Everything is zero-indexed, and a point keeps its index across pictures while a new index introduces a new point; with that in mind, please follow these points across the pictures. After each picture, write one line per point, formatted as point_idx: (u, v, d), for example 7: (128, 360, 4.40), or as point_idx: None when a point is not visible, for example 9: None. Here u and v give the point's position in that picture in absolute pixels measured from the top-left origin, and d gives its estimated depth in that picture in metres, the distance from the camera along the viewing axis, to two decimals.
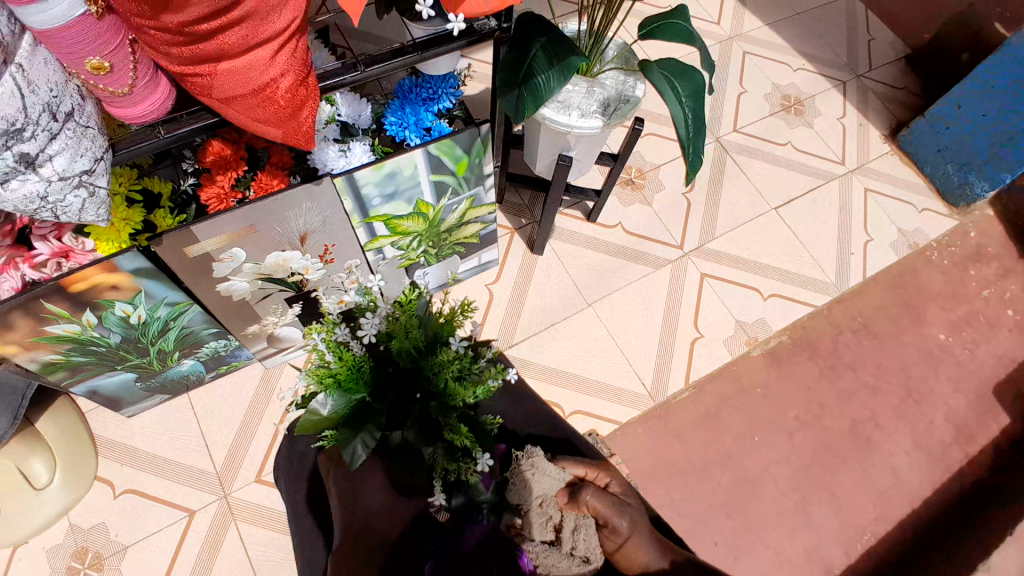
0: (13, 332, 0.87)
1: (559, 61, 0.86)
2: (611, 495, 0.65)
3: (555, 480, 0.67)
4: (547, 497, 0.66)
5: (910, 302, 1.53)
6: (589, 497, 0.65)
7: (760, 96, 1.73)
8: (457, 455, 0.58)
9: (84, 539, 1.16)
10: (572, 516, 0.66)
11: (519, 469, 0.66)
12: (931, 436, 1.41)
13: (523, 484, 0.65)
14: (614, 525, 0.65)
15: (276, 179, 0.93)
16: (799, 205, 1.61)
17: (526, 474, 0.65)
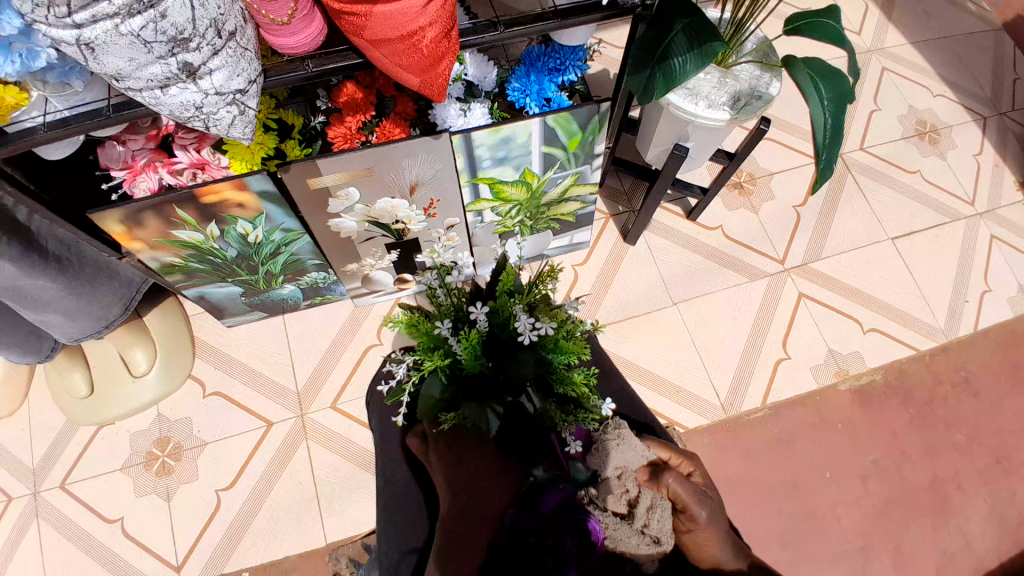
0: (145, 229, 0.94)
1: (699, 45, 0.83)
2: (691, 483, 0.70)
3: (639, 456, 0.75)
4: (626, 470, 0.75)
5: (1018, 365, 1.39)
6: (669, 480, 0.70)
7: (893, 118, 1.60)
8: (570, 407, 0.69)
9: (167, 430, 1.28)
10: (649, 495, 0.73)
11: (607, 439, 0.75)
12: (1013, 510, 1.29)
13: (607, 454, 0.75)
14: (690, 513, 0.70)
15: (398, 128, 0.96)
16: (920, 240, 1.49)
17: (612, 445, 0.74)
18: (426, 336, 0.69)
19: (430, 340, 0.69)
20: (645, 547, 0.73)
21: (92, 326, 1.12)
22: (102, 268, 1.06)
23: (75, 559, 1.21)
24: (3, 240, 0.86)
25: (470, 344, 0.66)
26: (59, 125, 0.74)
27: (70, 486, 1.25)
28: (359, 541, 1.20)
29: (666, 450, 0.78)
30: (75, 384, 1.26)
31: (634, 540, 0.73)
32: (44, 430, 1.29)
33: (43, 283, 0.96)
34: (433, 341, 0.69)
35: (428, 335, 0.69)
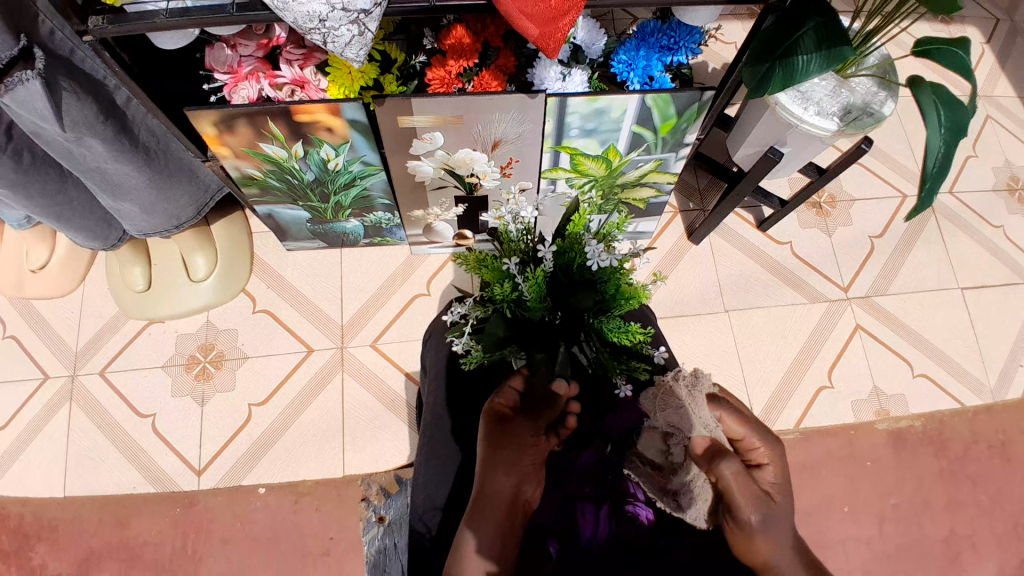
0: (234, 137, 0.96)
1: (828, 48, 0.81)
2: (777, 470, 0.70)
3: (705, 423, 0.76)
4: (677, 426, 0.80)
5: None
6: (726, 468, 0.67)
7: (988, 167, 1.54)
8: (622, 356, 0.67)
9: (212, 337, 1.32)
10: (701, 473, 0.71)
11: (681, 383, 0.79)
12: None
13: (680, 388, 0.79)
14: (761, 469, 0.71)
15: (496, 81, 0.93)
16: (989, 294, 1.43)
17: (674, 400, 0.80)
18: (492, 273, 0.68)
19: (497, 277, 0.68)
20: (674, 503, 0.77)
21: (162, 224, 1.15)
22: (184, 169, 1.08)
23: (105, 442, 1.26)
24: (101, 119, 0.88)
25: (535, 285, 0.66)
26: (180, 14, 0.74)
27: (108, 373, 1.30)
28: (390, 472, 1.23)
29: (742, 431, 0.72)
30: (133, 277, 1.30)
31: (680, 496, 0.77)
32: (93, 317, 1.33)
33: (128, 171, 0.98)
34: (498, 278, 0.69)
35: (496, 272, 0.69)
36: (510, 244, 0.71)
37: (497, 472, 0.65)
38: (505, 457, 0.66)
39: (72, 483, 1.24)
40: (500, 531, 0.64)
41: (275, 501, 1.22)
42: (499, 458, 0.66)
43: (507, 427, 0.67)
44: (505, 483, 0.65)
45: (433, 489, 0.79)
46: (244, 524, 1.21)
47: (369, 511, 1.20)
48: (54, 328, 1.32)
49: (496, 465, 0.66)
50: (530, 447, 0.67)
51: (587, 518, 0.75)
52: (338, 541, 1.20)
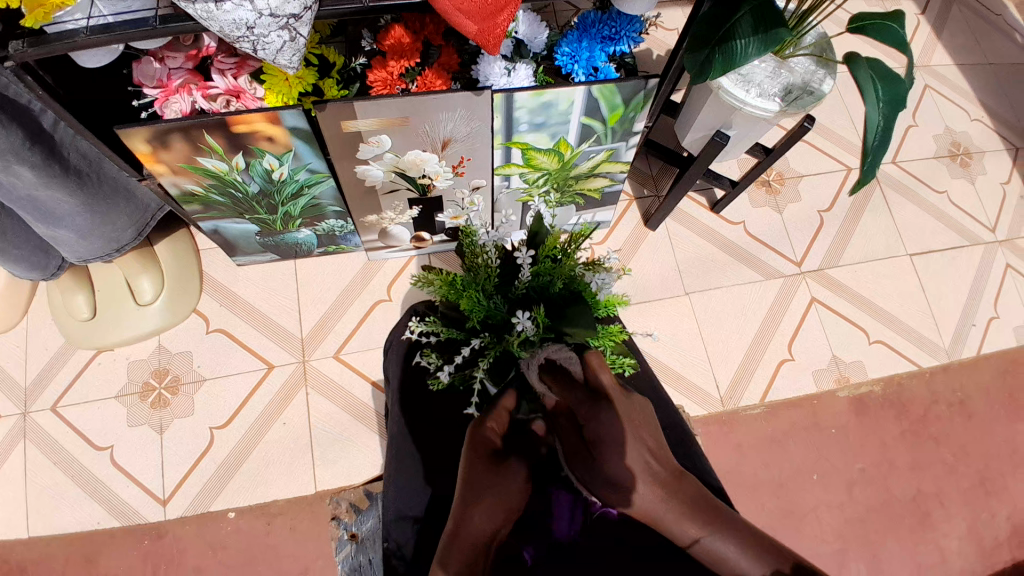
0: (170, 152, 0.92)
1: (764, 31, 0.82)
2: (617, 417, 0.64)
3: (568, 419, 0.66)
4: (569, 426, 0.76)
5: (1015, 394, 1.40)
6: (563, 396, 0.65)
7: (928, 136, 1.59)
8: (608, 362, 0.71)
9: (167, 362, 1.27)
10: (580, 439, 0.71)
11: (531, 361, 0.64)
12: (988, 531, 1.31)
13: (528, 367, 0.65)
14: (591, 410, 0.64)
15: (440, 79, 0.92)
16: (936, 259, 1.49)
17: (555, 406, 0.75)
18: (474, 303, 0.66)
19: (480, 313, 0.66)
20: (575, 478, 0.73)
21: (102, 248, 1.10)
22: (121, 190, 1.03)
23: (62, 480, 1.20)
24: (28, 145, 0.83)
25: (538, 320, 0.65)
26: (100, 30, 0.70)
27: (58, 409, 1.24)
28: (360, 487, 1.19)
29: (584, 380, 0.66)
30: (77, 306, 1.23)
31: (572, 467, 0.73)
32: (37, 350, 1.26)
33: (61, 197, 0.93)
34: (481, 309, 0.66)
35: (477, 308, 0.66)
36: (486, 270, 0.69)
37: (479, 509, 0.62)
38: (488, 494, 0.62)
39: (27, 526, 1.17)
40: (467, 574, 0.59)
41: (248, 524, 1.18)
42: (481, 493, 0.62)
43: (494, 464, 0.64)
44: (485, 524, 0.61)
45: (404, 501, 0.78)
46: (216, 551, 1.17)
47: (341, 529, 1.16)
48: None
49: (479, 498, 0.62)
50: (512, 491, 0.64)
51: (563, 514, 0.78)
52: (317, 559, 1.17)
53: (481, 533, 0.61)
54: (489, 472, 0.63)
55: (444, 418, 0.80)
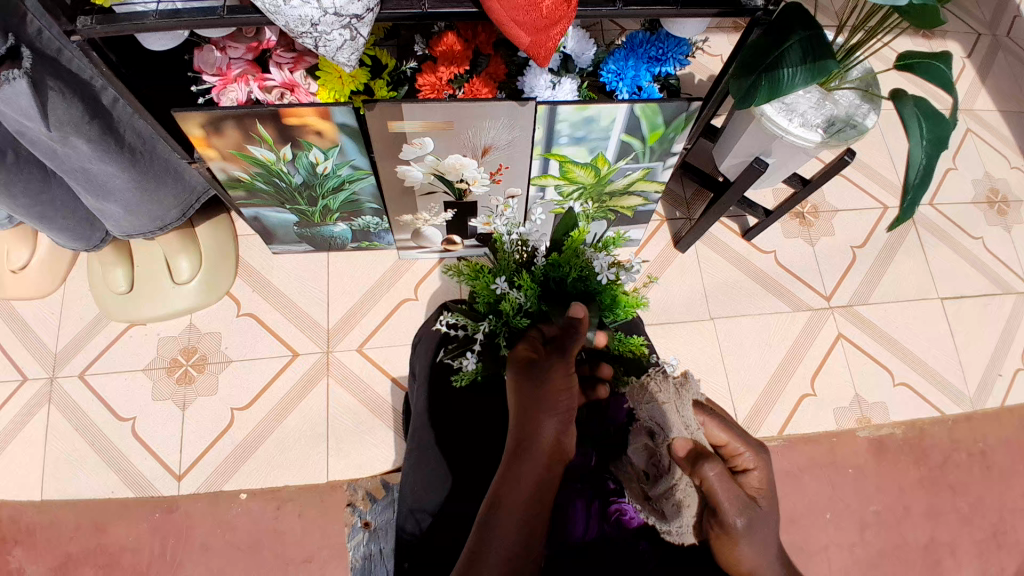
0: (222, 139, 0.95)
1: (812, 60, 0.83)
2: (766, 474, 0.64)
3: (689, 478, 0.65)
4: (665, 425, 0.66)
5: None
6: (708, 471, 0.59)
7: (967, 180, 1.57)
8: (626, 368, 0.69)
9: (195, 341, 1.30)
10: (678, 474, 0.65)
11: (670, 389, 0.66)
12: None
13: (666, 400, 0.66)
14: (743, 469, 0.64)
15: (486, 88, 0.94)
16: (968, 304, 1.46)
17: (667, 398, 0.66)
18: (484, 285, 0.68)
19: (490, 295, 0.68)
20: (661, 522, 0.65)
21: (146, 226, 1.14)
22: (169, 170, 1.07)
23: (85, 448, 1.23)
24: (87, 119, 0.87)
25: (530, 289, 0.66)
26: (170, 15, 0.74)
27: (88, 376, 1.28)
28: (376, 478, 1.22)
29: (725, 435, 0.65)
30: (116, 279, 1.27)
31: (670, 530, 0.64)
32: (74, 319, 1.31)
33: (112, 171, 0.97)
34: (489, 290, 0.68)
35: (488, 289, 0.68)
36: (503, 260, 0.70)
37: (535, 420, 0.55)
38: (538, 402, 0.56)
39: (48, 487, 1.21)
40: (527, 495, 0.53)
41: (258, 506, 1.20)
42: (534, 403, 0.56)
43: (537, 373, 0.57)
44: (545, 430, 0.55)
45: (420, 494, 0.78)
46: (225, 529, 1.19)
47: (355, 516, 1.20)
48: (32, 329, 1.30)
49: (535, 414, 0.56)
50: (562, 399, 0.56)
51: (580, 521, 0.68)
52: (322, 547, 1.19)
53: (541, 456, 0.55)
54: (542, 385, 0.56)
55: (464, 416, 0.80)
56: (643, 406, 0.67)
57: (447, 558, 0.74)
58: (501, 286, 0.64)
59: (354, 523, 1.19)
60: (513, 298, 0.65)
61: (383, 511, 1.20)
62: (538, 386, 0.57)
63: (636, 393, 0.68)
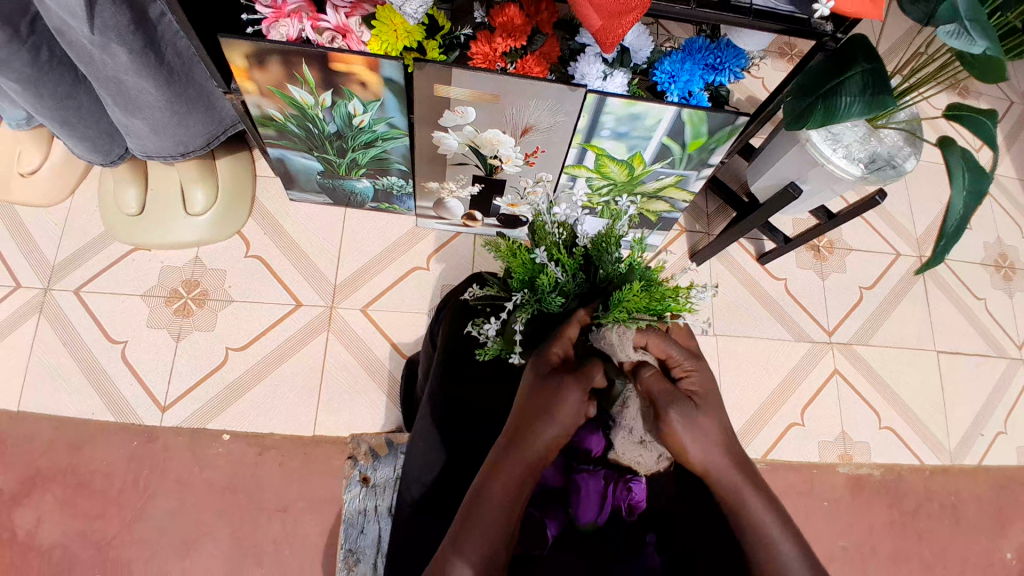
0: (266, 73, 0.93)
1: (871, 93, 0.82)
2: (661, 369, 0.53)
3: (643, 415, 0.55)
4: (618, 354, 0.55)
5: (1003, 511, 1.40)
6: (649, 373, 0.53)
7: (978, 241, 1.59)
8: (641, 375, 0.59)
9: (199, 275, 1.28)
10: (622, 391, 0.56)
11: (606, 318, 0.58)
12: None
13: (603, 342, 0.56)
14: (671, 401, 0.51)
15: (539, 67, 0.92)
16: (961, 361, 1.48)
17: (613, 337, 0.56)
18: (522, 260, 0.61)
19: (526, 270, 0.61)
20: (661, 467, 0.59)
21: (169, 149, 1.11)
22: (203, 97, 1.04)
23: (69, 364, 1.21)
24: (132, 29, 0.84)
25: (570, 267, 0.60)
26: None
27: (83, 293, 1.25)
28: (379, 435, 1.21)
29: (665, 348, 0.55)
30: (127, 200, 1.24)
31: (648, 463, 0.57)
32: (78, 232, 1.28)
33: (146, 87, 0.94)
34: (525, 264, 0.61)
35: (523, 265, 0.61)
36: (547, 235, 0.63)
37: (532, 425, 0.50)
38: (538, 411, 0.50)
39: (27, 398, 1.18)
40: (504, 499, 0.49)
41: (239, 449, 1.19)
42: (538, 412, 0.50)
43: (549, 381, 0.51)
44: (543, 438, 0.50)
45: (425, 471, 0.73)
46: (202, 468, 1.18)
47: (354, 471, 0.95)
48: (34, 237, 1.27)
49: (536, 422, 0.50)
50: (567, 409, 0.50)
51: (593, 501, 0.58)
52: (298, 500, 1.18)
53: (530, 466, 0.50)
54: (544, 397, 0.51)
55: (477, 390, 0.73)
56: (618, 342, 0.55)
57: (433, 526, 0.69)
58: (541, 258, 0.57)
59: (351, 475, 0.94)
60: (552, 272, 0.59)
61: (386, 468, 0.95)
62: (544, 398, 0.50)
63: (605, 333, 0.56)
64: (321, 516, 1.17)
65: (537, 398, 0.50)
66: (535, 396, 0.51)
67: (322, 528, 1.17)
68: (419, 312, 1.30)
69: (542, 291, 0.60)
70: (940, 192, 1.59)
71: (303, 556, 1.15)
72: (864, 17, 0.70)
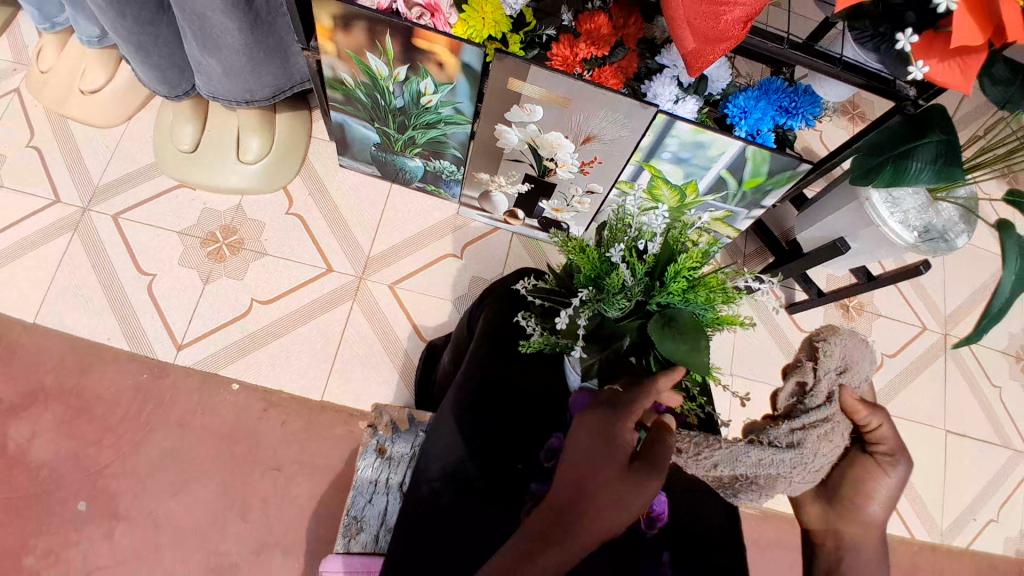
0: (348, 37, 0.93)
1: (943, 164, 0.82)
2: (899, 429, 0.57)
3: (837, 448, 0.56)
4: (845, 372, 0.57)
5: None
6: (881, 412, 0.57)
7: (1005, 330, 1.58)
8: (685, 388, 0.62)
9: (237, 223, 1.28)
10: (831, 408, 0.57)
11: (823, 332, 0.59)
12: None
13: (829, 353, 0.57)
14: (895, 457, 0.56)
15: (614, 79, 0.93)
16: (969, 446, 1.47)
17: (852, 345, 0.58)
18: (594, 261, 0.63)
19: (596, 268, 0.63)
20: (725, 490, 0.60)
21: (234, 94, 1.12)
22: (278, 49, 1.05)
23: (94, 286, 1.21)
24: None
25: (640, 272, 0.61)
26: None
27: (121, 219, 1.26)
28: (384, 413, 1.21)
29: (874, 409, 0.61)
30: (182, 135, 1.25)
31: (781, 484, 0.56)
32: (127, 159, 1.29)
33: (230, 28, 0.94)
34: (594, 265, 0.63)
35: (594, 263, 0.63)
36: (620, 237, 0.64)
37: (600, 510, 0.45)
38: (611, 502, 0.45)
39: (45, 311, 1.19)
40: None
41: (245, 401, 1.19)
42: (611, 502, 0.45)
43: (626, 473, 0.47)
44: (608, 529, 0.45)
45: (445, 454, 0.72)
46: (206, 412, 1.18)
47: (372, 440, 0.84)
48: (83, 156, 1.28)
49: (604, 510, 0.45)
50: (639, 507, 0.46)
51: None
52: (294, 461, 1.18)
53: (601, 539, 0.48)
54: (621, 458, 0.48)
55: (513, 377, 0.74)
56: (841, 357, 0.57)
57: (470, 509, 0.67)
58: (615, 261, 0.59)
59: (367, 444, 0.84)
60: (622, 273, 0.60)
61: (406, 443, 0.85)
62: (628, 485, 0.46)
63: (846, 347, 0.58)
64: (313, 481, 1.17)
65: (613, 484, 0.46)
66: (609, 484, 0.46)
67: (312, 495, 1.17)
68: (444, 298, 1.31)
69: (609, 292, 0.62)
70: (976, 275, 1.58)
71: (289, 517, 1.15)
72: (952, 90, 0.63)
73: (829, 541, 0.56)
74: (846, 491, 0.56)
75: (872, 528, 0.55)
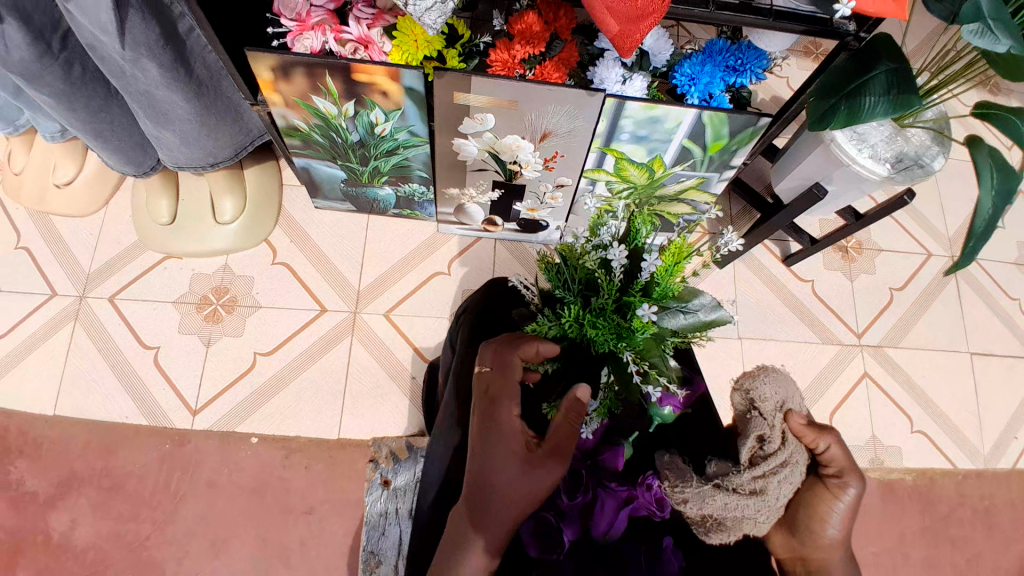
0: (291, 85, 0.95)
1: (895, 93, 0.84)
2: (847, 449, 0.64)
3: (791, 485, 0.60)
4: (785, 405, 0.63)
5: None
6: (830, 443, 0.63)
7: (1014, 240, 1.54)
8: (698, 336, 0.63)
9: (228, 282, 1.31)
10: (788, 445, 0.61)
11: (746, 379, 0.64)
12: None
13: (764, 397, 0.63)
14: (843, 480, 0.63)
15: (558, 73, 0.92)
16: (995, 363, 1.44)
17: (774, 379, 0.64)
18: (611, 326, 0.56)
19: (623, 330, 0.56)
20: (696, 530, 0.60)
21: (198, 160, 1.15)
22: (231, 109, 1.07)
23: (104, 369, 1.25)
24: (162, 44, 0.86)
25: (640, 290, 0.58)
26: None
27: (118, 300, 1.29)
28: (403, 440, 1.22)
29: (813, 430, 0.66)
30: (159, 209, 1.28)
31: (749, 526, 0.59)
32: (112, 242, 1.33)
33: (177, 99, 0.97)
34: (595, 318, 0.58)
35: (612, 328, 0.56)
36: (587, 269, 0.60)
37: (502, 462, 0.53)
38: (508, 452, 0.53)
39: (64, 403, 1.23)
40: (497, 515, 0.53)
41: (266, 453, 1.22)
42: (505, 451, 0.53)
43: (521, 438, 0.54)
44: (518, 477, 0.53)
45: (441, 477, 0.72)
46: (230, 470, 1.21)
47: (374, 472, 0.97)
48: (70, 246, 1.32)
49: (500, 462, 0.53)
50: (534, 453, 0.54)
51: (610, 516, 0.58)
52: (324, 502, 1.20)
53: (511, 473, 0.53)
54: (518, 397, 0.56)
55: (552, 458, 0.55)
56: (771, 388, 0.63)
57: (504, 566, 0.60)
58: (639, 311, 0.54)
59: (374, 478, 0.96)
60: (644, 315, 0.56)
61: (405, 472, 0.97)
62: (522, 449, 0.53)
63: (768, 377, 0.64)
64: (345, 519, 1.19)
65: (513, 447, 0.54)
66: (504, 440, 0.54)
67: (346, 532, 1.19)
68: (441, 316, 1.32)
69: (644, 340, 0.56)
70: (972, 191, 1.55)
71: (328, 556, 1.17)
72: (887, 18, 0.64)
73: (798, 566, 0.63)
74: (806, 515, 0.62)
75: (833, 546, 0.62)
